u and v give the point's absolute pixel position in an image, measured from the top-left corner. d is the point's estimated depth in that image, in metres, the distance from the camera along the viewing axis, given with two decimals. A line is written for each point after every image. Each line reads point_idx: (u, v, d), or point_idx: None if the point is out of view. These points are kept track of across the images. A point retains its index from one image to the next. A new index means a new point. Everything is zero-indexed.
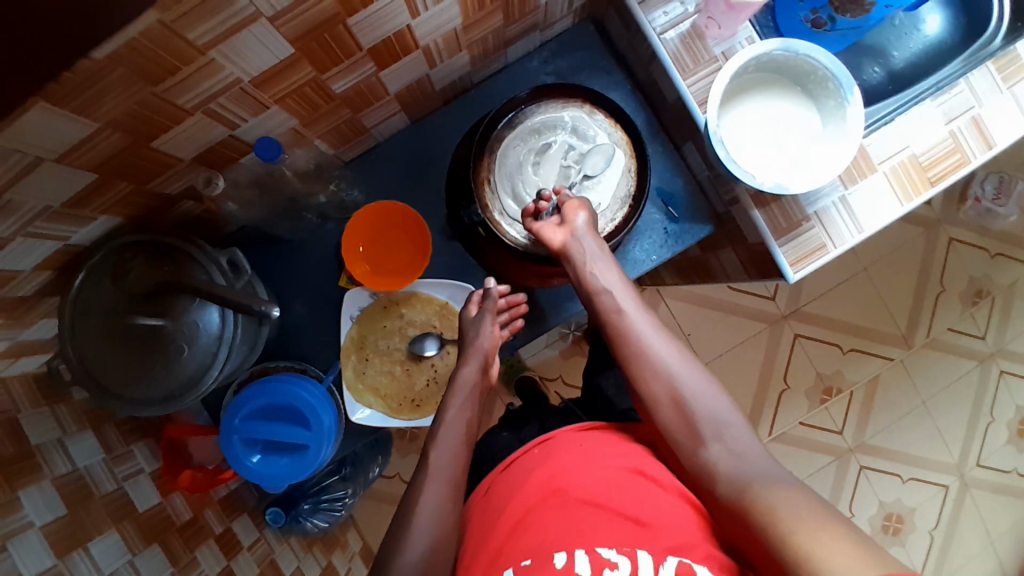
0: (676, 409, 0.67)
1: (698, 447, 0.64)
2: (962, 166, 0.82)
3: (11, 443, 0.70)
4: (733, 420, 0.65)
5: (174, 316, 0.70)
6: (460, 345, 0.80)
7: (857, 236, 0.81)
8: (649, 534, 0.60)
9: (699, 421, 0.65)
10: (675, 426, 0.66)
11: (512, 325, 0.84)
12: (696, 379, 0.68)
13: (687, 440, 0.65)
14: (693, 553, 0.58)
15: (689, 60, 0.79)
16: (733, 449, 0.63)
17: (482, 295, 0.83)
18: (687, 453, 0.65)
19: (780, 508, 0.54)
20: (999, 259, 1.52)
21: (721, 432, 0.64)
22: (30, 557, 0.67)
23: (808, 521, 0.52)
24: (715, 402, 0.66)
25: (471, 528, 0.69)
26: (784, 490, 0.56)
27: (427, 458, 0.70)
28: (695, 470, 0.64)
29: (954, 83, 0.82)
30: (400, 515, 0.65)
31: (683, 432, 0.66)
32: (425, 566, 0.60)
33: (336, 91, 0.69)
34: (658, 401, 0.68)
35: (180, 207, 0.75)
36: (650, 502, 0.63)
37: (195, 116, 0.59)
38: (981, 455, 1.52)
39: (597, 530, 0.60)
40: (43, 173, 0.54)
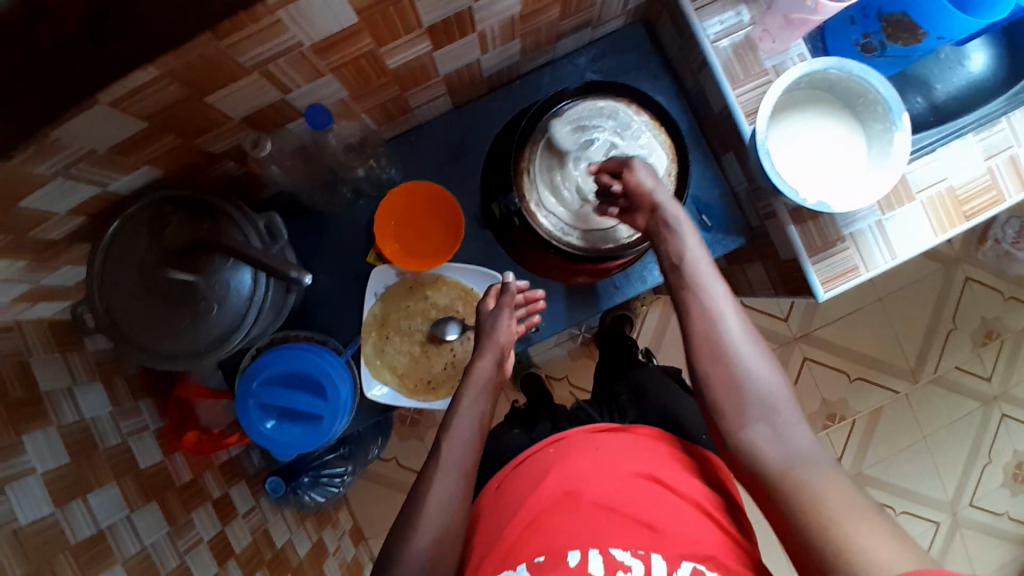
0: (728, 382, 0.63)
1: (742, 427, 0.62)
2: (997, 203, 0.83)
3: (22, 387, 0.70)
4: (785, 407, 0.62)
5: (205, 273, 0.70)
6: (477, 337, 0.79)
7: (889, 262, 0.81)
8: (661, 540, 0.61)
9: (750, 399, 0.62)
10: (722, 398, 0.63)
11: (529, 320, 0.83)
12: (754, 354, 0.64)
13: (731, 417, 0.62)
14: (708, 562, 0.60)
15: (739, 71, 0.79)
16: (781, 434, 0.60)
17: (501, 287, 0.82)
18: (728, 429, 0.62)
19: (824, 498, 0.54)
20: (1012, 302, 1.51)
21: (770, 414, 0.61)
22: (30, 503, 0.66)
23: (853, 513, 0.52)
24: (771, 376, 0.63)
25: (483, 518, 0.70)
26: (832, 480, 0.56)
27: (438, 451, 0.70)
28: (733, 452, 0.62)
29: (997, 121, 0.84)
30: (411, 505, 0.67)
31: (729, 404, 0.63)
32: (433, 560, 0.63)
33: (389, 66, 0.68)
34: (712, 375, 0.64)
35: (222, 166, 0.74)
36: (664, 508, 0.64)
37: (252, 75, 0.59)
38: (975, 495, 1.52)
39: (611, 534, 0.61)
40: (94, 115, 0.54)
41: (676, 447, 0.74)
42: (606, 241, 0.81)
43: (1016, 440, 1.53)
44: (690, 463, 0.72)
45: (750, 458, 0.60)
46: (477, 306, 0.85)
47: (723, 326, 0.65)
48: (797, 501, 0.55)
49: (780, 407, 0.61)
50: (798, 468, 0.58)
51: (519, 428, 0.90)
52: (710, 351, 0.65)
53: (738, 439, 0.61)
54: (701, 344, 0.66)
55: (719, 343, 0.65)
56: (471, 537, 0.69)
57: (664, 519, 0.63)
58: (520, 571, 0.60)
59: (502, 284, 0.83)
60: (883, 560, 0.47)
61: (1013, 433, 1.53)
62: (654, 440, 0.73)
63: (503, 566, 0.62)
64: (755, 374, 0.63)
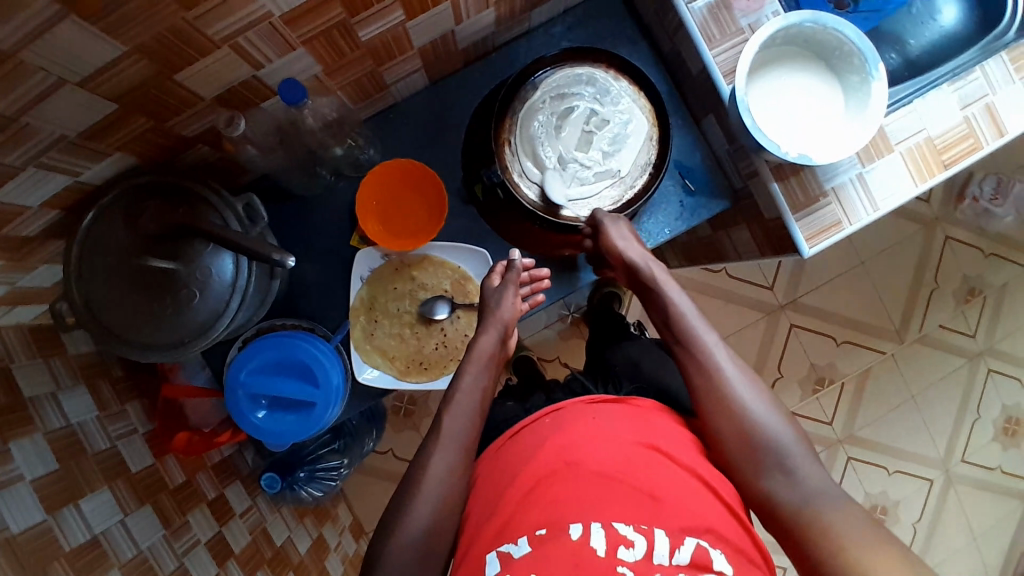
0: (738, 435, 0.67)
1: (761, 477, 0.66)
2: (975, 151, 0.83)
3: (4, 393, 0.68)
4: (795, 449, 0.66)
5: (186, 260, 0.68)
6: (480, 315, 0.79)
7: (872, 214, 0.82)
8: (662, 510, 0.60)
9: (764, 451, 0.66)
10: (735, 452, 0.67)
11: (534, 298, 0.84)
12: (757, 399, 0.69)
13: (747, 467, 0.67)
14: (708, 535, 0.60)
15: (715, 30, 0.78)
16: (796, 478, 0.65)
17: (507, 265, 0.82)
18: (745, 479, 0.66)
19: (836, 527, 0.60)
20: (993, 259, 1.53)
21: (784, 461, 0.66)
22: (20, 511, 0.65)
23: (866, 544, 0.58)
24: (774, 418, 0.68)
25: (477, 486, 0.69)
26: (844, 512, 0.61)
27: (438, 425, 0.70)
28: (754, 498, 0.66)
29: (971, 70, 0.82)
30: (407, 481, 0.67)
31: (742, 455, 0.67)
32: (428, 537, 0.63)
33: (362, 38, 0.67)
34: (725, 432, 0.68)
35: (196, 151, 0.73)
36: (664, 477, 0.63)
37: (222, 50, 0.57)
38: (967, 451, 1.55)
39: (613, 505, 0.60)
40: (62, 96, 0.52)
41: (671, 417, 0.73)
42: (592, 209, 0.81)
43: (1003, 395, 1.56)
44: (686, 432, 0.72)
45: (772, 507, 0.65)
46: (481, 284, 0.84)
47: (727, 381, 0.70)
48: (817, 539, 0.60)
49: (789, 451, 0.66)
50: (813, 506, 0.62)
51: (514, 402, 0.89)
52: (716, 406, 0.69)
53: (756, 487, 0.66)
54: (707, 399, 0.70)
55: (723, 396, 0.69)
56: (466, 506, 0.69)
57: (665, 488, 0.62)
58: (522, 544, 0.59)
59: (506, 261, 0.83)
60: None
61: (1000, 388, 1.55)
62: (652, 410, 0.73)
63: (502, 539, 0.61)
64: (761, 420, 0.67)
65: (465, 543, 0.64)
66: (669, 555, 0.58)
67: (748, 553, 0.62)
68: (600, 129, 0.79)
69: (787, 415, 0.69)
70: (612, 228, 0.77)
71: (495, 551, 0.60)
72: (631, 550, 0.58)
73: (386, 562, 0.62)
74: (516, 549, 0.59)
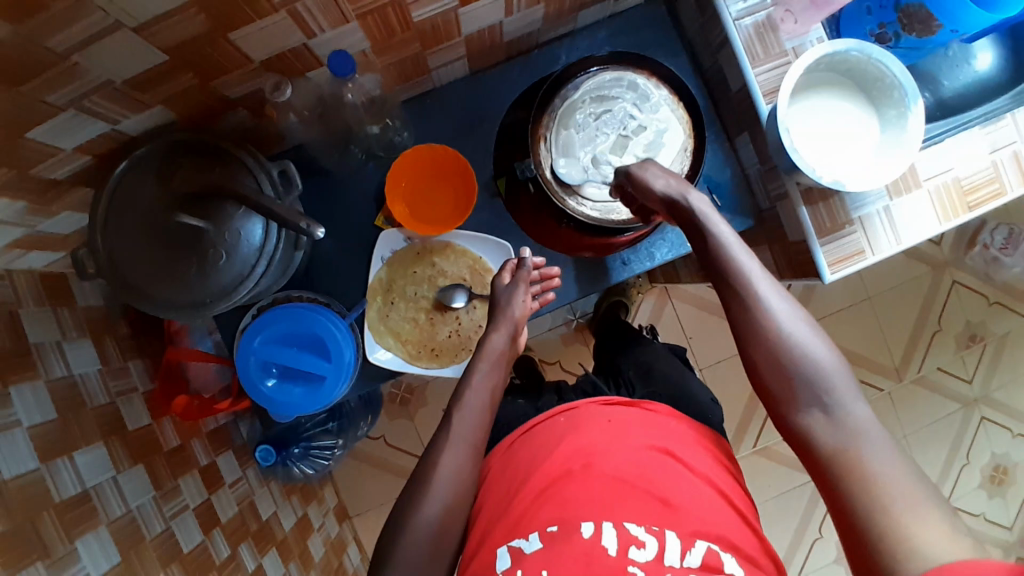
0: (772, 366, 0.62)
1: (795, 411, 0.60)
2: (1000, 196, 0.84)
3: (9, 337, 0.68)
4: (838, 382, 0.59)
5: (216, 222, 0.68)
6: (492, 314, 0.79)
7: (895, 246, 0.82)
8: (675, 514, 0.60)
9: (800, 382, 0.60)
10: (771, 383, 0.62)
11: (545, 296, 0.84)
12: (800, 328, 0.62)
13: (785, 402, 0.61)
14: (720, 542, 0.60)
15: (759, 50, 0.79)
16: (837, 415, 0.58)
17: (518, 262, 0.82)
18: (782, 415, 0.61)
19: (877, 477, 0.54)
20: (997, 308, 1.55)
21: (825, 396, 0.59)
22: (13, 458, 0.64)
23: (903, 497, 0.52)
24: (821, 349, 0.61)
25: (490, 482, 0.70)
26: (888, 456, 0.55)
27: (449, 420, 0.70)
28: (788, 434, 0.61)
29: (1002, 116, 0.84)
30: (417, 474, 0.67)
31: (779, 388, 0.61)
32: (427, 523, 0.63)
33: (415, 19, 0.68)
34: (759, 363, 0.63)
35: (233, 114, 0.73)
36: (677, 482, 0.63)
37: (279, 15, 0.57)
38: (952, 495, 1.55)
39: (625, 507, 0.60)
40: (114, 40, 0.52)
41: (684, 423, 0.73)
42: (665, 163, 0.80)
43: (994, 444, 1.56)
44: (699, 438, 0.72)
45: (806, 443, 0.59)
46: (492, 280, 0.84)
47: (766, 309, 0.63)
48: (850, 484, 0.55)
49: (832, 387, 0.59)
50: (855, 448, 0.56)
51: (523, 399, 0.89)
52: (753, 339, 0.63)
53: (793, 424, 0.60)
54: (742, 329, 0.64)
55: (762, 327, 0.63)
56: (478, 500, 0.69)
57: (678, 494, 0.62)
58: (533, 540, 0.59)
59: (517, 260, 0.83)
60: (932, 554, 0.48)
61: (992, 436, 1.56)
62: (666, 415, 0.73)
63: (514, 534, 0.61)
64: (805, 355, 0.60)
65: (478, 539, 0.65)
66: (680, 558, 0.58)
67: (758, 561, 0.61)
68: (637, 133, 0.80)
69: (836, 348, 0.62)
70: (650, 181, 0.71)
71: (506, 546, 0.60)
72: (643, 551, 0.58)
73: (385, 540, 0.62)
74: (528, 545, 0.59)
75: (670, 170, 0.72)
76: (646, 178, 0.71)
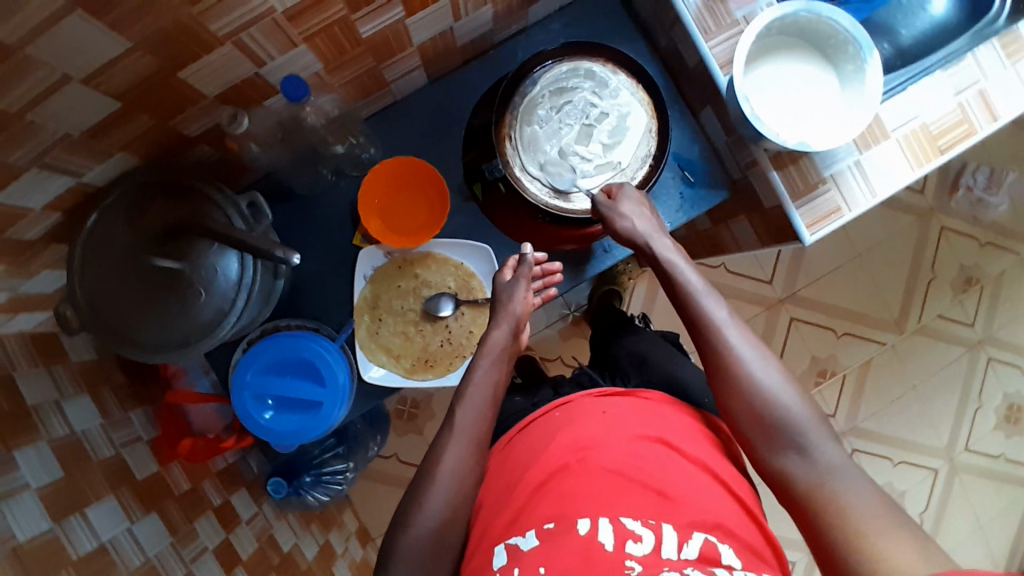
0: (749, 414, 0.65)
1: (775, 454, 0.63)
2: (970, 136, 0.83)
3: (8, 400, 0.67)
4: (809, 427, 0.63)
5: (191, 260, 0.68)
6: (492, 308, 0.79)
7: (871, 200, 0.82)
8: (671, 507, 0.61)
9: (779, 429, 0.63)
10: (751, 430, 0.65)
11: (545, 293, 0.84)
12: (773, 377, 0.65)
13: (761, 444, 0.64)
14: (716, 531, 0.60)
15: (711, 22, 0.79)
16: (812, 456, 0.62)
17: (518, 259, 0.82)
18: (758, 455, 0.65)
19: (848, 507, 0.57)
20: (989, 248, 1.54)
21: (800, 440, 0.62)
22: (25, 517, 0.64)
23: (873, 523, 0.56)
24: (789, 393, 0.64)
25: (485, 482, 0.70)
26: (860, 491, 0.59)
27: (452, 417, 0.70)
28: (769, 477, 0.64)
29: (962, 57, 0.83)
30: (421, 473, 0.67)
31: (757, 436, 0.64)
32: (436, 533, 0.63)
33: (363, 35, 0.68)
34: (736, 412, 0.66)
35: (197, 151, 0.73)
36: (673, 474, 0.64)
37: (226, 47, 0.58)
38: (969, 440, 1.55)
39: (622, 502, 0.61)
40: (65, 94, 0.52)
41: (681, 410, 0.74)
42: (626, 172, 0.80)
43: (1004, 383, 1.56)
44: (694, 425, 0.72)
45: (785, 484, 0.62)
46: (492, 277, 0.84)
47: (738, 360, 0.66)
48: (828, 517, 0.58)
49: (805, 431, 0.62)
50: (829, 484, 0.60)
51: (522, 395, 0.89)
52: (727, 388, 0.66)
53: (769, 464, 0.63)
54: (719, 379, 0.67)
55: (736, 376, 0.66)
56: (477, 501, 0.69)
57: (675, 485, 0.63)
58: (530, 537, 0.59)
59: (518, 256, 0.83)
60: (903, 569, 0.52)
61: (1001, 377, 1.56)
62: (661, 403, 0.73)
63: (510, 532, 0.61)
64: (775, 397, 0.64)
65: (477, 539, 0.65)
66: (677, 550, 0.58)
67: (757, 551, 0.62)
68: (600, 121, 0.80)
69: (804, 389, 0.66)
70: (623, 216, 0.75)
71: (503, 544, 0.60)
72: (640, 544, 0.57)
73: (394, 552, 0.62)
74: (524, 542, 0.59)
75: (638, 198, 0.76)
76: (619, 212, 0.76)
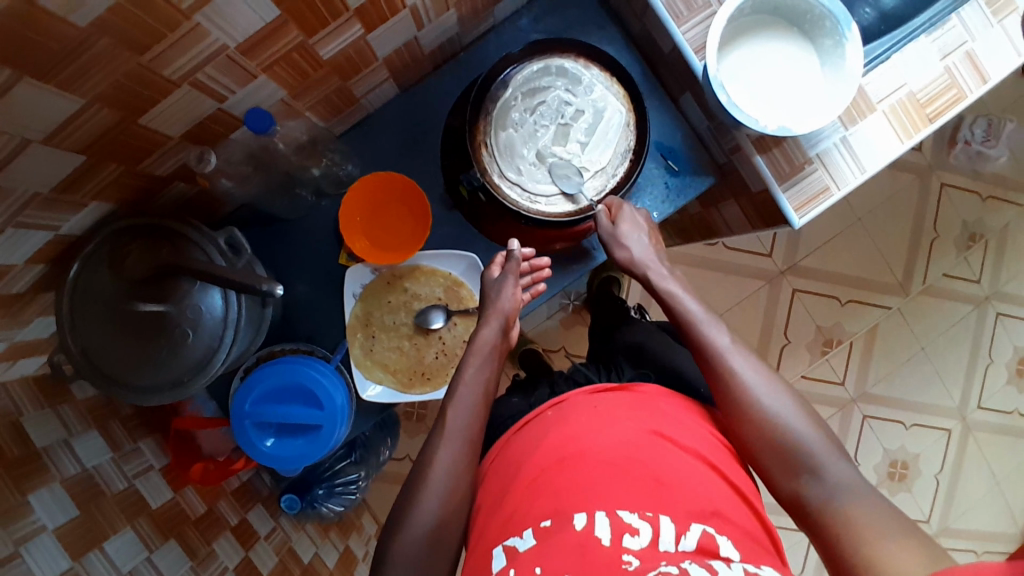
0: (761, 438, 0.67)
1: (787, 477, 0.65)
2: (959, 101, 0.80)
3: (18, 446, 0.67)
4: (821, 449, 0.65)
5: (176, 301, 0.68)
6: (481, 306, 0.79)
7: (859, 176, 0.80)
8: (668, 498, 0.61)
9: (790, 452, 0.65)
10: (763, 452, 0.67)
11: (535, 288, 0.83)
12: (781, 401, 0.68)
13: (774, 469, 0.66)
14: (714, 520, 0.60)
15: (682, 6, 0.77)
16: (823, 475, 0.63)
17: (506, 255, 0.81)
18: (773, 480, 0.66)
19: (860, 525, 0.59)
20: (991, 202, 1.51)
21: (811, 460, 0.64)
22: (45, 559, 0.65)
23: (888, 540, 0.56)
24: (800, 419, 0.67)
25: (483, 482, 0.71)
26: (873, 509, 0.60)
27: (444, 418, 0.71)
28: (784, 499, 0.66)
29: (947, 18, 0.80)
30: (415, 477, 0.67)
31: (771, 459, 0.66)
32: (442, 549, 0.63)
33: (324, 57, 0.66)
34: (749, 437, 0.68)
35: (173, 188, 0.72)
36: (669, 462, 0.64)
37: (183, 88, 0.57)
38: (982, 397, 1.54)
39: (618, 494, 0.60)
40: (29, 154, 0.52)
41: (674, 398, 0.74)
42: (603, 172, 0.80)
43: (1014, 337, 1.54)
44: (690, 415, 0.72)
45: (800, 505, 0.64)
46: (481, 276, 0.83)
47: (745, 388, 0.69)
48: (841, 534, 0.59)
49: (813, 453, 0.64)
50: (840, 502, 0.61)
51: (520, 397, 0.87)
52: (738, 411, 0.68)
53: (786, 488, 0.65)
54: (729, 405, 0.69)
55: (746, 400, 0.68)
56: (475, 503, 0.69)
57: (671, 474, 0.63)
58: (527, 537, 0.59)
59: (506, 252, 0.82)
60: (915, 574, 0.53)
61: (1010, 331, 1.54)
62: (657, 396, 0.73)
63: (508, 532, 0.61)
64: (782, 423, 0.66)
65: (476, 539, 0.65)
66: (676, 542, 0.58)
67: (754, 535, 0.62)
68: (576, 119, 0.79)
69: (810, 410, 0.68)
70: (630, 241, 0.78)
71: (501, 546, 0.60)
72: (637, 537, 0.57)
73: (400, 562, 0.63)
74: (522, 542, 0.59)
75: (644, 227, 0.80)
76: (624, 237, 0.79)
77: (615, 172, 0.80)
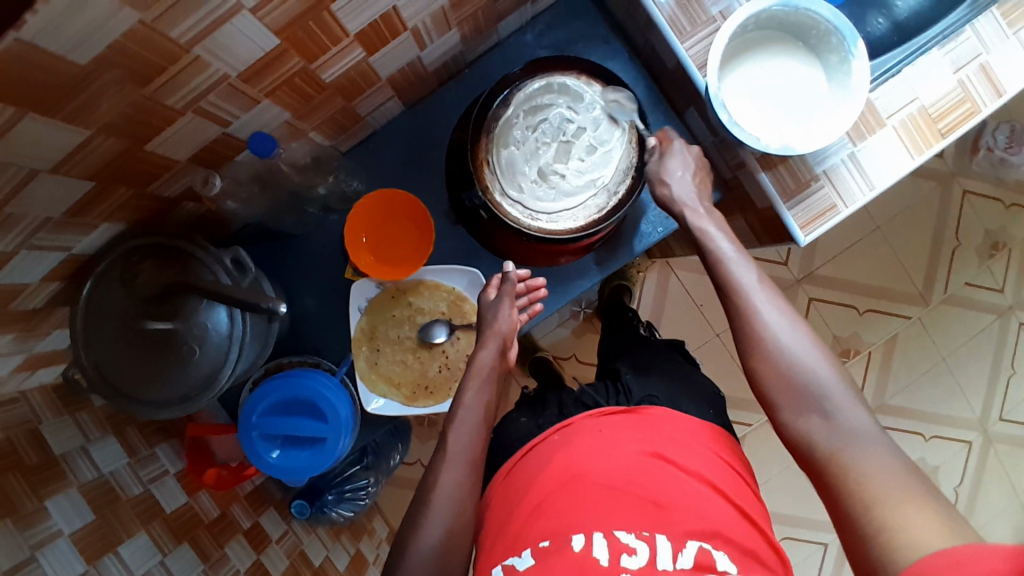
0: (776, 374, 0.64)
1: (796, 416, 0.63)
2: (973, 116, 0.78)
3: (35, 452, 0.70)
4: (835, 390, 0.62)
5: (184, 318, 0.70)
6: (480, 328, 0.79)
7: (868, 193, 0.79)
8: (667, 518, 0.62)
9: (802, 389, 0.62)
10: (774, 389, 0.64)
11: (533, 308, 0.83)
12: (800, 337, 0.64)
13: (783, 406, 0.64)
14: (714, 539, 0.61)
15: (686, 22, 0.76)
16: (835, 419, 0.61)
17: (501, 278, 0.82)
18: (780, 417, 0.64)
19: (870, 479, 0.56)
20: (1015, 210, 1.48)
21: (822, 403, 0.62)
22: (60, 563, 0.67)
23: (899, 496, 0.55)
24: (817, 357, 0.64)
25: (490, 504, 0.72)
26: (881, 459, 0.57)
27: (445, 442, 0.71)
28: (788, 438, 0.64)
29: (960, 31, 0.78)
30: (419, 497, 0.68)
31: (781, 396, 0.64)
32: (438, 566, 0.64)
33: (326, 80, 0.68)
34: (759, 373, 0.65)
35: (183, 208, 0.75)
36: (669, 484, 0.64)
37: (187, 116, 0.59)
38: (1004, 409, 1.50)
39: (616, 515, 0.62)
40: (39, 183, 0.54)
41: (682, 417, 0.74)
42: (603, 189, 0.79)
43: None
44: (694, 435, 0.72)
45: (807, 447, 0.62)
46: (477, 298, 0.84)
47: (763, 323, 0.66)
48: (847, 485, 0.57)
49: (828, 394, 0.62)
50: (849, 449, 0.59)
51: (527, 416, 0.87)
52: (754, 349, 0.66)
53: (793, 429, 0.63)
54: (744, 342, 0.67)
55: (763, 338, 0.65)
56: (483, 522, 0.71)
57: (670, 495, 0.63)
58: (526, 556, 0.61)
59: (502, 274, 0.83)
60: (923, 540, 0.51)
61: None
62: (663, 418, 0.73)
63: (509, 551, 0.63)
64: (803, 363, 0.63)
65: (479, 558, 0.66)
66: (673, 559, 0.59)
67: (759, 555, 0.63)
68: (576, 136, 0.79)
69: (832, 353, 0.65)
70: (673, 174, 0.75)
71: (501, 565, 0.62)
72: (634, 557, 0.59)
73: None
74: (521, 561, 0.61)
75: (692, 165, 0.76)
76: (668, 171, 0.75)
77: (615, 193, 0.78)
